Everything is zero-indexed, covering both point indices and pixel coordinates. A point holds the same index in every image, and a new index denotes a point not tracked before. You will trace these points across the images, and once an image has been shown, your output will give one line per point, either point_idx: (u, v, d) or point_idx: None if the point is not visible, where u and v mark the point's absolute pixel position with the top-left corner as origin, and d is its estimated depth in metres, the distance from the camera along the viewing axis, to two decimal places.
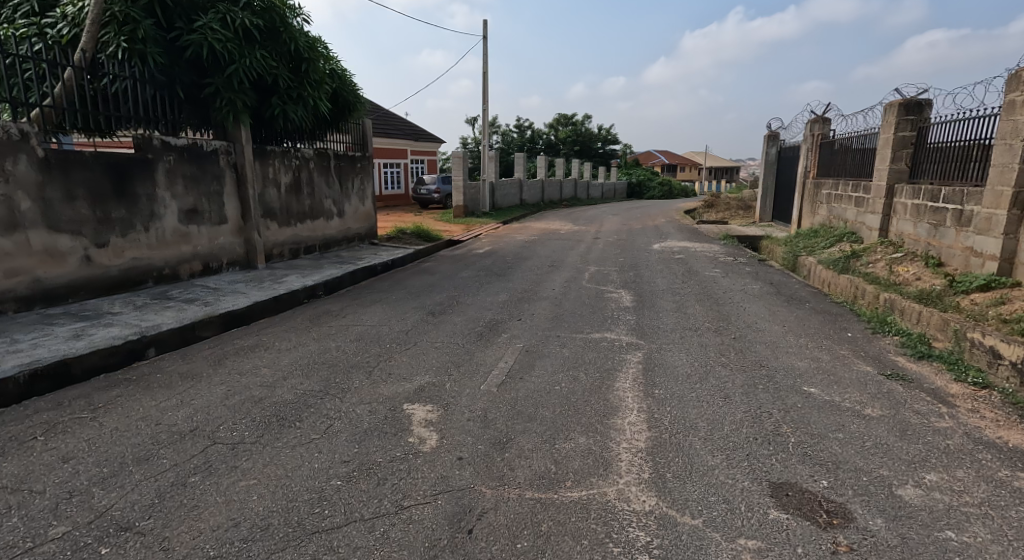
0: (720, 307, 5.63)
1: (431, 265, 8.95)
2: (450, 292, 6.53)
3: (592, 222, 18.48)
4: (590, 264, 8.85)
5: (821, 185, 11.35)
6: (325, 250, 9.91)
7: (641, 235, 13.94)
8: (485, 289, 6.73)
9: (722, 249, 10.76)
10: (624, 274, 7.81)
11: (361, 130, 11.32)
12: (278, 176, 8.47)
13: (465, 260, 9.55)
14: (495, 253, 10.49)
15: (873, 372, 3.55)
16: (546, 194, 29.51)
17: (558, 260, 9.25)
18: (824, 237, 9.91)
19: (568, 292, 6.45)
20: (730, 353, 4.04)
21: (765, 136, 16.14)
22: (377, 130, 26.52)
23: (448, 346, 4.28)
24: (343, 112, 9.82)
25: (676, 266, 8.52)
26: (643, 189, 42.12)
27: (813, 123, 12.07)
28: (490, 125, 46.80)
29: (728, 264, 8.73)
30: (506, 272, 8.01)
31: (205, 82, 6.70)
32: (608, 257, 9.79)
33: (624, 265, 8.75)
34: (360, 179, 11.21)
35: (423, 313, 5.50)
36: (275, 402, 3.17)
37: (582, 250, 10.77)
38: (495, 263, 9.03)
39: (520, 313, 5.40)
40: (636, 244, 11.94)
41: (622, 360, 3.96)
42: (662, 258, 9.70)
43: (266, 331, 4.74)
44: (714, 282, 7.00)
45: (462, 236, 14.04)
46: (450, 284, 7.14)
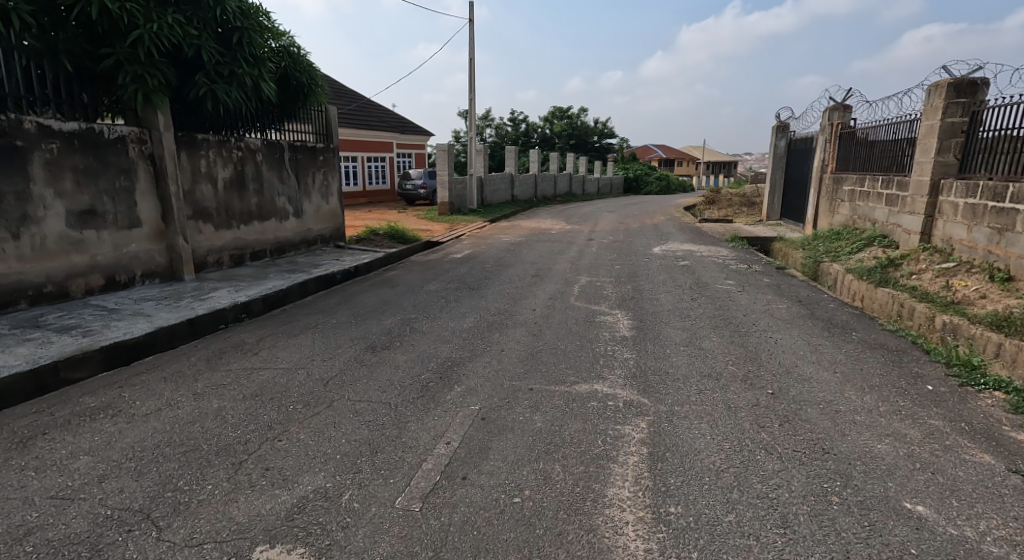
0: (744, 336, 4.44)
1: (396, 275, 7.72)
2: (407, 314, 5.32)
3: (587, 220, 17.26)
4: (582, 273, 7.64)
5: (843, 181, 10.14)
6: (277, 255, 8.66)
7: (640, 236, 12.75)
8: (451, 308, 5.52)
9: (731, 253, 9.56)
10: (622, 286, 6.61)
11: (324, 118, 10.04)
12: (214, 170, 7.22)
13: (439, 267, 8.30)
14: (474, 259, 9.24)
15: (1000, 469, 2.34)
16: (540, 189, 28.23)
17: (545, 268, 8.04)
18: (851, 240, 8.69)
19: (552, 313, 5.26)
20: (769, 422, 2.85)
21: (774, 127, 14.90)
22: (362, 122, 25.18)
23: (374, 409, 3.05)
24: (296, 96, 8.57)
25: (682, 276, 7.34)
26: (641, 184, 40.87)
27: (833, 111, 10.85)
28: (483, 119, 45.47)
29: (740, 273, 7.56)
30: (482, 285, 6.79)
31: (103, 52, 5.43)
32: (604, 263, 8.58)
33: (622, 273, 7.55)
34: (322, 173, 9.93)
35: (364, 346, 4.29)
36: (47, 539, 1.94)
37: (574, 255, 9.55)
38: (471, 272, 7.81)
39: (486, 348, 4.19)
40: (634, 246, 10.76)
41: (616, 435, 2.77)
42: (664, 264, 8.50)
43: (137, 380, 3.53)
44: (729, 298, 5.82)
45: (443, 237, 12.80)
46: (411, 300, 5.92)
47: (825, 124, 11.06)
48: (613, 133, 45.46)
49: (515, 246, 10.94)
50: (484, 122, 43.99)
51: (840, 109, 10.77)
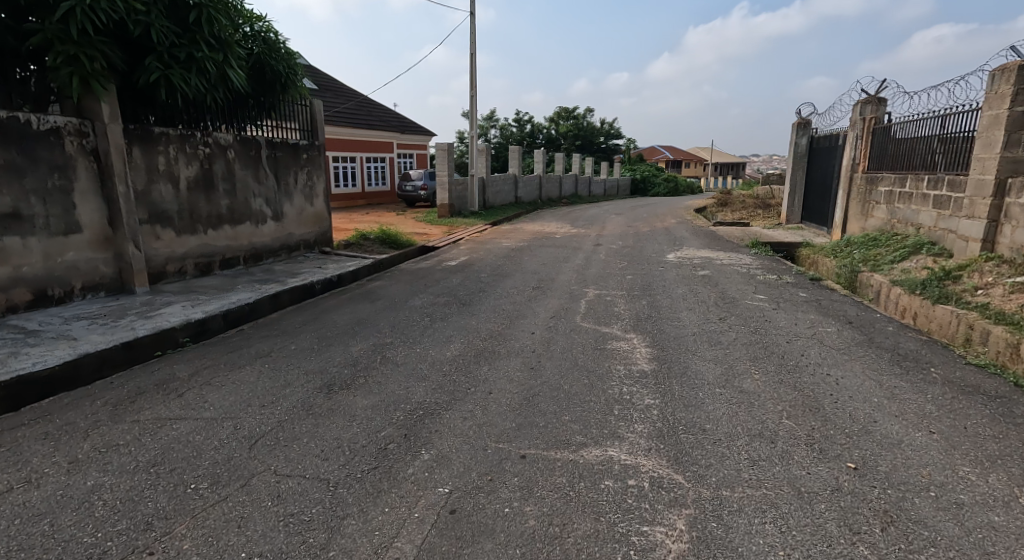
0: (794, 372, 3.56)
1: (381, 286, 6.91)
2: (383, 338, 4.49)
3: (593, 223, 16.45)
4: (589, 285, 6.78)
5: (879, 181, 9.23)
6: (251, 262, 7.86)
7: (652, 241, 11.86)
8: (435, 331, 4.69)
9: (754, 260, 8.67)
10: (635, 303, 5.74)
11: (308, 112, 9.24)
12: (176, 169, 6.43)
13: (430, 278, 7.50)
14: (471, 267, 8.43)
15: None
16: (544, 191, 27.42)
17: (548, 279, 7.21)
18: (893, 247, 7.79)
19: (554, 339, 4.40)
20: (863, 524, 2.00)
21: (794, 124, 14.02)
22: (362, 121, 24.45)
23: (304, 491, 2.21)
24: (274, 87, 7.77)
25: (704, 288, 6.47)
26: (649, 186, 39.96)
27: (865, 105, 9.97)
28: (488, 119, 44.70)
29: (770, 284, 6.68)
30: (475, 299, 5.96)
31: (29, 29, 4.65)
32: (614, 272, 7.72)
33: (634, 285, 6.69)
34: (304, 172, 9.14)
35: (319, 384, 3.46)
36: None
37: (580, 262, 8.71)
38: (466, 283, 6.99)
39: (470, 388, 3.35)
40: (646, 253, 9.88)
41: (642, 545, 1.92)
42: (681, 274, 7.62)
43: (10, 436, 2.70)
44: (764, 319, 4.94)
45: (440, 242, 12.03)
46: (392, 319, 5.11)
47: (856, 119, 10.17)
48: (620, 134, 44.59)
49: (516, 252, 10.12)
50: (489, 122, 43.24)
51: (873, 103, 9.89)
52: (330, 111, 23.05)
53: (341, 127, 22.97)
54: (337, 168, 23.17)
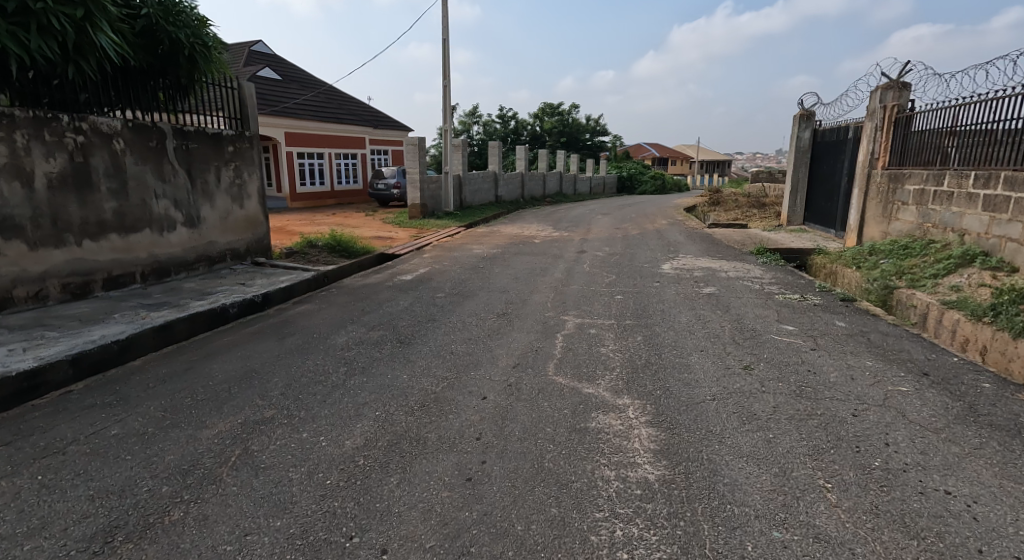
0: (888, 488, 2.22)
1: (306, 312, 5.48)
2: (262, 410, 3.06)
3: (578, 225, 15.13)
4: (569, 310, 5.40)
5: (906, 179, 8.01)
6: (153, 279, 6.38)
7: (643, 247, 10.52)
8: (343, 396, 3.28)
9: (765, 272, 7.37)
10: (627, 341, 4.37)
11: (234, 96, 7.76)
12: (27, 163, 4.94)
13: (373, 299, 6.07)
14: (428, 283, 7.01)
15: None
16: (527, 190, 26.06)
17: (518, 301, 5.83)
18: (932, 258, 6.58)
19: (512, 413, 3.00)
20: None
21: (797, 116, 12.80)
22: (332, 115, 22.86)
23: None
24: (178, 62, 6.30)
25: (713, 316, 5.13)
26: (636, 183, 38.79)
27: (886, 91, 8.72)
28: (470, 115, 43.18)
29: (793, 308, 5.37)
30: (418, 336, 4.55)
31: None
32: (600, 291, 6.35)
33: (626, 311, 5.33)
34: (228, 168, 7.65)
35: (99, 525, 2.04)
36: None
37: (558, 276, 7.33)
38: (414, 308, 5.58)
39: (352, 538, 1.95)
40: (637, 262, 8.53)
41: None
42: (682, 292, 6.27)
43: None
44: (804, 370, 3.60)
45: (403, 250, 10.60)
46: (292, 371, 3.67)
47: (875, 108, 8.93)
48: (606, 131, 43.37)
49: (485, 262, 8.74)
50: (470, 118, 41.70)
51: (895, 89, 8.65)
52: (295, 103, 21.37)
53: (307, 121, 21.37)
54: (303, 165, 21.53)
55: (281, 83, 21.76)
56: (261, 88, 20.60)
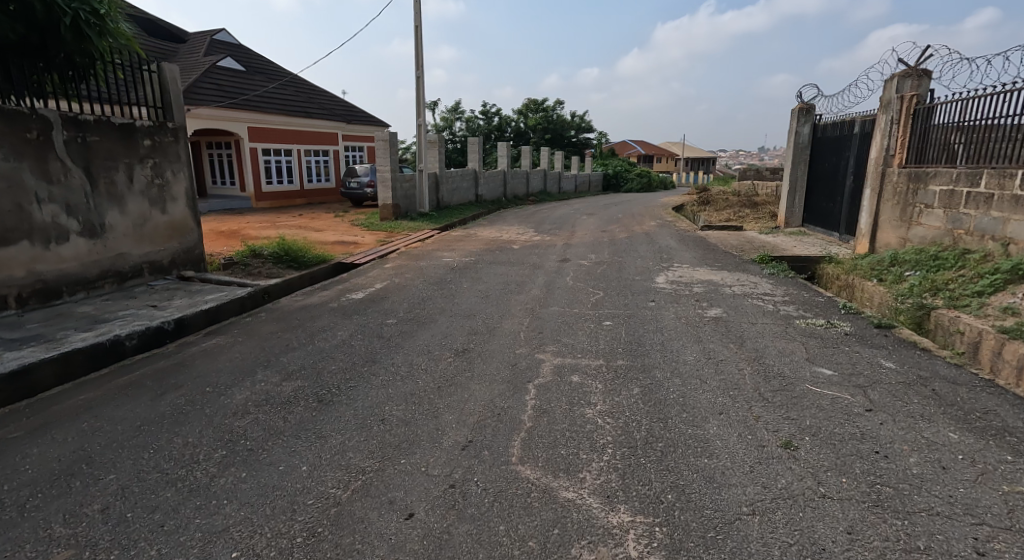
0: None
1: (214, 348, 4.36)
2: (51, 549, 1.95)
3: (562, 227, 14.11)
4: (547, 344, 4.36)
5: (929, 178, 7.08)
6: (34, 302, 5.24)
7: (633, 253, 9.52)
8: (197, 509, 2.19)
9: (773, 286, 6.41)
10: (619, 396, 3.34)
11: (147, 80, 6.60)
12: None
13: (307, 328, 4.94)
14: (382, 304, 5.90)
15: None
16: (509, 189, 24.96)
17: (484, 330, 4.77)
18: (971, 272, 5.65)
19: (446, 552, 1.95)
20: None
21: (796, 110, 11.89)
22: (301, 109, 21.59)
23: None
24: (58, 33, 5.15)
25: (725, 352, 4.12)
26: (621, 181, 37.91)
27: (904, 79, 7.81)
28: (453, 112, 42.01)
29: (820, 338, 4.39)
30: (344, 390, 3.46)
31: None
32: (584, 314, 5.32)
33: (616, 346, 4.32)
34: (146, 165, 6.49)
35: None
36: None
37: (536, 293, 6.28)
38: (353, 343, 4.49)
39: None
40: (627, 273, 7.55)
41: None
42: (682, 315, 5.28)
43: None
44: (866, 451, 2.59)
45: (364, 259, 9.47)
46: (145, 457, 2.57)
47: (890, 98, 8.02)
48: (591, 128, 42.43)
49: (453, 275, 7.64)
50: (452, 114, 40.45)
51: (914, 77, 7.74)
52: (259, 95, 20.02)
53: (273, 116, 20.12)
54: (268, 162, 20.33)
55: (244, 75, 20.38)
56: (222, 79, 19.22)
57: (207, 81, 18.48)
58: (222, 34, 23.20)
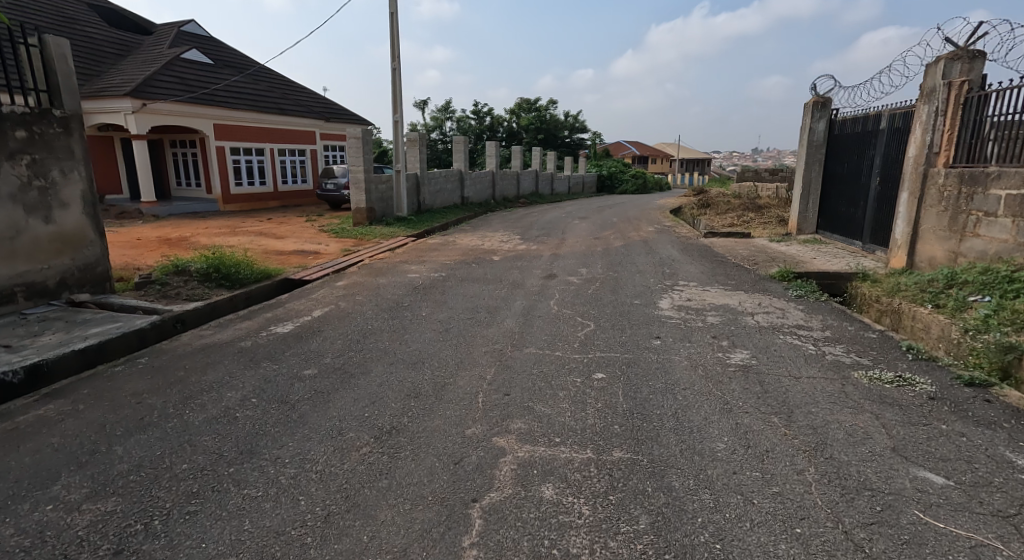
0: None
1: (38, 422, 3.08)
2: None
3: (551, 233, 12.87)
4: (510, 418, 3.08)
5: (988, 181, 5.84)
6: None
7: (630, 266, 8.27)
8: None
9: (806, 315, 5.18)
10: (612, 541, 2.06)
11: (24, 57, 5.35)
12: None
13: (194, 382, 3.66)
14: (311, 341, 4.61)
15: None
16: (499, 190, 23.64)
17: (428, 391, 3.48)
18: None
19: None
20: None
21: (810, 103, 10.71)
22: (275, 105, 20.28)
23: None
24: None
25: (766, 432, 2.86)
26: (616, 183, 36.67)
27: (952, 63, 6.57)
28: (444, 111, 40.76)
29: (896, 407, 3.12)
30: (173, 520, 2.17)
31: None
32: (569, 361, 4.05)
33: (609, 421, 3.05)
34: (21, 163, 5.23)
35: None
36: None
37: (509, 325, 5.01)
38: (238, 410, 3.20)
39: None
40: (623, 294, 6.32)
41: None
42: (697, 361, 4.03)
43: None
44: None
45: (317, 275, 8.20)
46: None
47: (934, 86, 6.79)
48: (586, 128, 41.19)
49: (413, 296, 6.35)
50: (442, 113, 39.15)
51: (964, 59, 6.52)
52: (227, 90, 18.69)
53: (243, 112, 18.81)
54: (237, 162, 19.05)
55: (211, 67, 19.02)
56: (185, 71, 17.88)
57: (167, 73, 17.13)
58: (190, 25, 21.84)
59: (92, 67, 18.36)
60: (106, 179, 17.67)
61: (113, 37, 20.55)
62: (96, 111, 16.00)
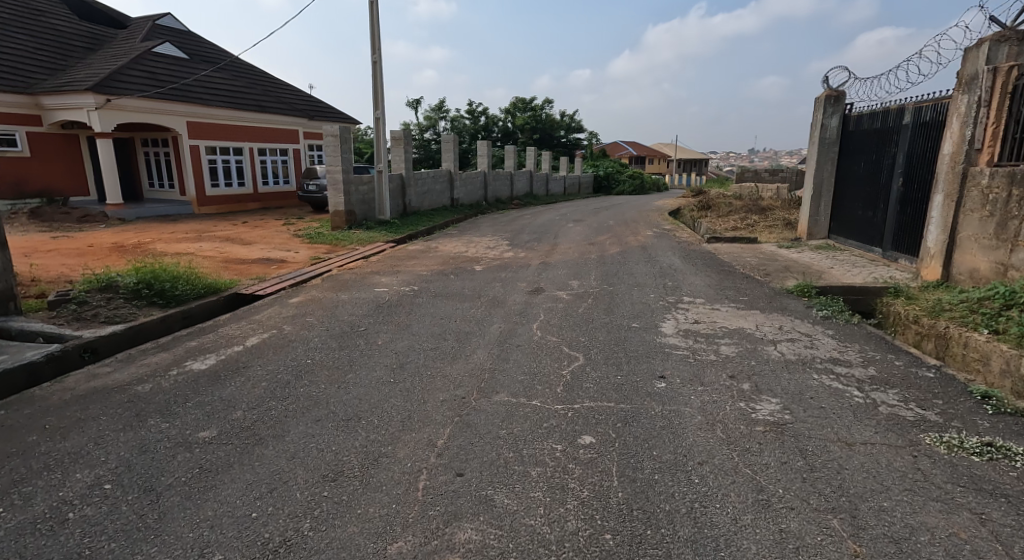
0: None
1: None
2: None
3: (543, 238, 11.97)
4: (457, 524, 2.17)
5: None
6: None
7: (627, 278, 7.38)
8: None
9: (840, 344, 4.28)
10: None
11: None
12: None
13: (46, 451, 2.74)
14: (229, 383, 3.70)
15: None
16: (491, 192, 22.73)
17: (351, 472, 2.56)
18: None
19: None
20: None
21: (823, 96, 9.86)
22: (254, 103, 19.32)
23: None
24: None
25: (828, 556, 1.94)
26: (613, 183, 35.84)
27: (997, 45, 5.68)
28: (438, 110, 39.82)
29: (1003, 501, 2.20)
30: None
31: None
32: (548, 416, 3.14)
33: (597, 527, 2.14)
34: None
35: None
36: None
37: (479, 359, 4.10)
38: (75, 506, 2.28)
39: None
40: (620, 314, 5.42)
41: None
42: (713, 414, 3.13)
43: None
44: None
45: (274, 287, 7.28)
46: None
47: (975, 72, 5.90)
48: (582, 128, 40.31)
49: (373, 317, 5.44)
50: (435, 112, 38.27)
51: (1012, 41, 5.63)
52: (202, 86, 17.74)
53: (219, 109, 17.86)
54: (213, 162, 18.09)
55: (185, 62, 18.06)
56: (156, 66, 16.94)
57: (136, 68, 16.19)
58: (166, 18, 20.88)
59: (59, 62, 17.40)
60: (72, 181, 16.71)
61: (83, 31, 19.58)
62: (59, 108, 15.06)
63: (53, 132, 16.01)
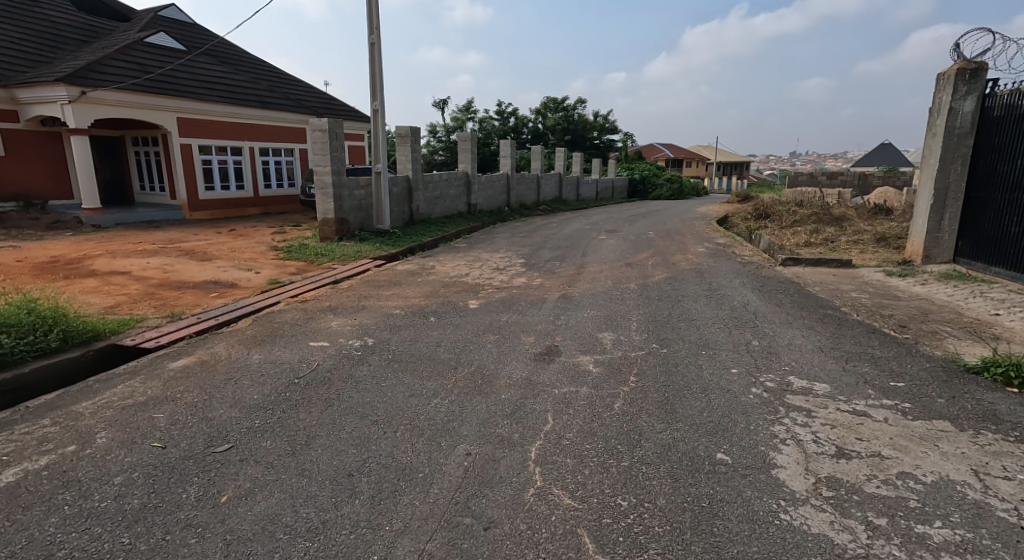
0: None
1: None
2: None
3: (568, 255, 9.64)
4: None
5: None
6: None
7: (685, 329, 5.01)
8: None
9: None
10: None
11: None
12: None
13: None
14: None
15: None
16: (515, 196, 20.47)
17: None
18: None
19: None
20: None
21: (959, 70, 7.43)
22: (256, 98, 17.61)
23: None
24: None
25: None
26: (649, 188, 33.12)
27: None
28: (465, 111, 37.90)
29: None
30: None
31: None
32: None
33: None
34: None
35: None
36: None
37: None
38: None
39: None
40: (687, 424, 3.07)
41: None
42: None
43: None
44: None
45: (182, 330, 5.17)
46: None
47: None
48: (616, 129, 37.70)
49: (262, 415, 3.21)
50: (463, 113, 36.42)
51: None
52: (196, 80, 16.09)
53: (214, 104, 16.16)
54: (207, 162, 16.43)
55: (179, 54, 16.45)
56: (146, 57, 15.33)
57: (121, 58, 14.57)
58: (169, 8, 19.35)
59: (45, 54, 15.95)
60: (53, 183, 15.21)
61: (78, 22, 18.11)
62: (33, 102, 13.57)
63: (31, 130, 14.52)
